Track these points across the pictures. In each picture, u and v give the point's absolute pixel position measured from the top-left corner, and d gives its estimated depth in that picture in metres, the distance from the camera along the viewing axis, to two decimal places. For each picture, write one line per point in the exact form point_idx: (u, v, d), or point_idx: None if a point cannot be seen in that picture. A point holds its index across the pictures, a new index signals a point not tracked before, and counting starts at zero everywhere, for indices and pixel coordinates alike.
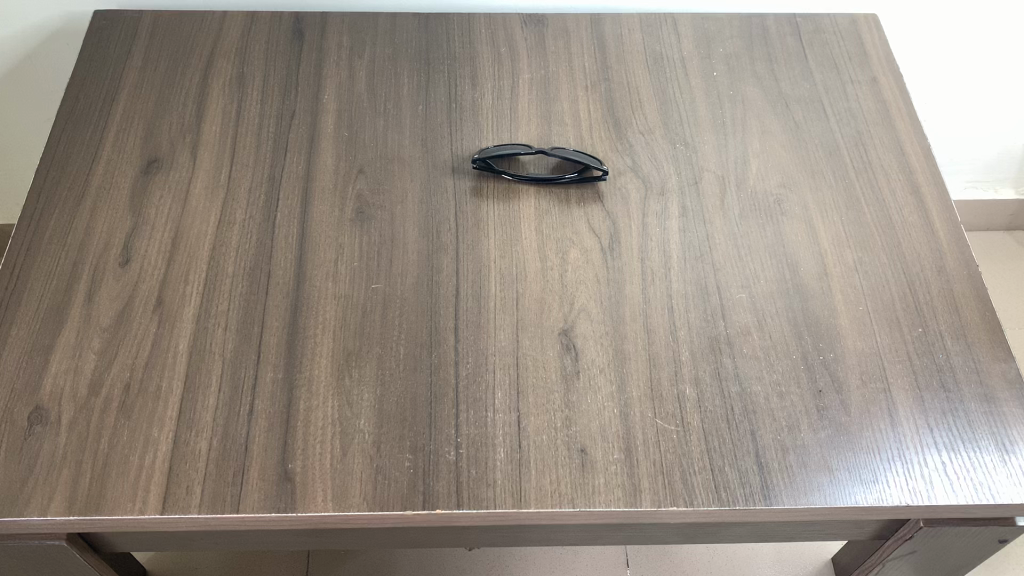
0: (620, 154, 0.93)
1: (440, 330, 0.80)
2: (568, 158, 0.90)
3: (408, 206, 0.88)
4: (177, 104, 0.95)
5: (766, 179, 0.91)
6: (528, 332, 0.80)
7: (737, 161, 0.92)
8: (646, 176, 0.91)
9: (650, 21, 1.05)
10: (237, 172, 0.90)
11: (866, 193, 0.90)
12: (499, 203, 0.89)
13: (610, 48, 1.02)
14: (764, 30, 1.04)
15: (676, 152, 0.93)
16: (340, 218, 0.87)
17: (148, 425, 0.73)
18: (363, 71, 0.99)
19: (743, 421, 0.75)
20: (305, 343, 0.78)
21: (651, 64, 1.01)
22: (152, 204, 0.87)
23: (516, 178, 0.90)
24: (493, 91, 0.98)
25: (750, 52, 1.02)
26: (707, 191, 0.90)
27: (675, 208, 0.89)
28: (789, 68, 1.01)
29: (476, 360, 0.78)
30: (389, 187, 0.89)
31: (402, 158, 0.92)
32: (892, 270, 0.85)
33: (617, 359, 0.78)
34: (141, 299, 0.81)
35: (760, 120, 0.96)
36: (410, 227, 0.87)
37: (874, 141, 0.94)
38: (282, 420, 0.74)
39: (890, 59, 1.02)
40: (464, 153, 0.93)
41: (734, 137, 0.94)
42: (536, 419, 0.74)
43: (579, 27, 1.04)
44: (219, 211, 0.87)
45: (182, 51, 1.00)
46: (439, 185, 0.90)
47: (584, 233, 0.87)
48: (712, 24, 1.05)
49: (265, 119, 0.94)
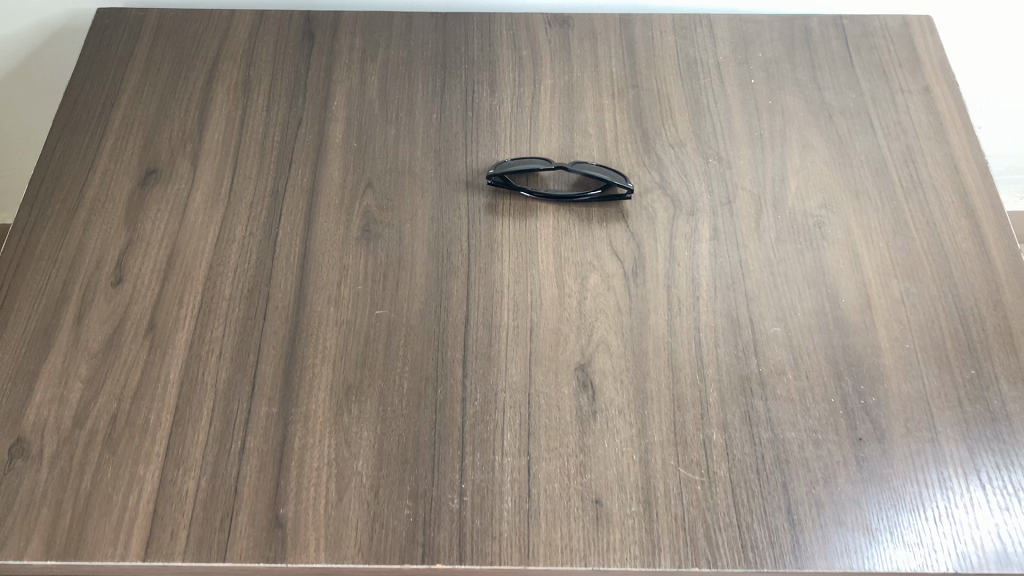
0: (647, 168, 0.86)
1: (447, 362, 0.74)
2: (592, 174, 0.83)
3: (418, 224, 0.83)
4: (179, 110, 0.90)
5: (805, 199, 0.84)
6: (542, 366, 0.74)
7: (775, 179, 0.85)
8: (675, 194, 0.84)
9: (683, 22, 0.98)
10: (238, 185, 0.85)
11: (916, 215, 0.83)
12: (514, 222, 0.83)
13: (640, 51, 0.96)
14: (807, 32, 0.97)
15: (708, 168, 0.86)
16: (345, 237, 0.81)
17: (133, 462, 0.69)
18: (375, 75, 0.93)
19: (774, 472, 0.68)
20: (303, 374, 0.73)
21: (683, 69, 0.94)
22: (149, 218, 0.83)
23: (534, 194, 0.84)
24: (513, 98, 0.91)
25: (791, 57, 0.95)
26: (741, 211, 0.83)
27: (705, 230, 0.82)
28: (834, 75, 0.93)
29: (484, 396, 0.72)
30: (399, 203, 0.84)
31: (413, 171, 0.86)
32: (942, 303, 0.77)
33: (637, 399, 0.72)
34: (132, 323, 0.76)
35: (801, 133, 0.89)
36: (419, 248, 0.81)
37: (925, 157, 0.87)
38: (275, 459, 0.69)
39: (945, 66, 0.94)
40: (479, 166, 0.87)
41: (772, 152, 0.87)
42: (547, 465, 0.69)
43: (607, 29, 0.98)
44: (218, 228, 0.82)
45: (187, 52, 0.95)
46: (452, 201, 0.84)
47: (605, 256, 0.81)
48: (750, 25, 0.98)
49: (270, 127, 0.89)
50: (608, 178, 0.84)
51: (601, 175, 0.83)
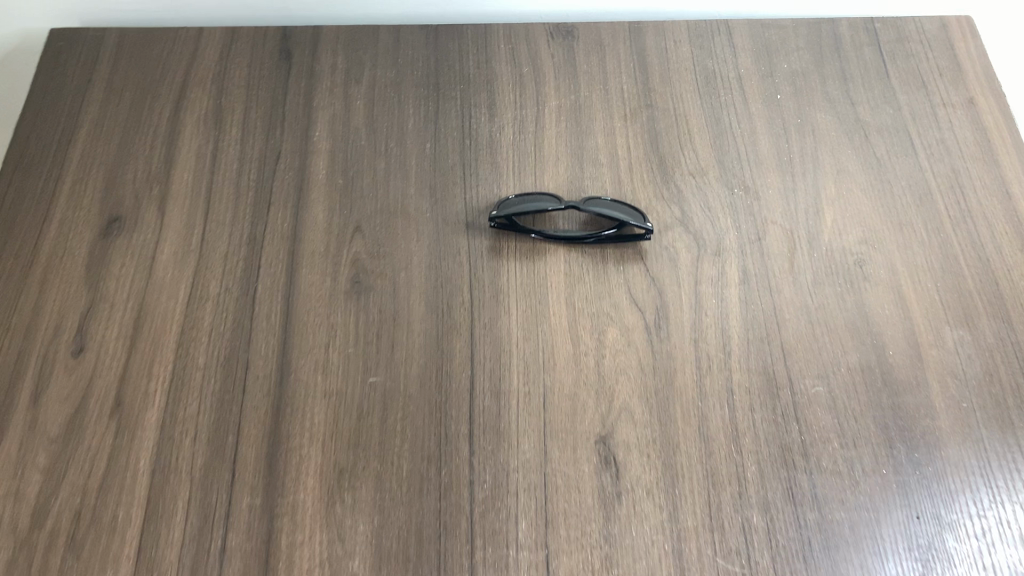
0: (666, 202, 0.78)
1: (451, 438, 0.66)
2: (607, 214, 0.75)
3: (413, 273, 0.74)
4: (144, 146, 0.81)
5: (843, 234, 0.75)
6: (559, 440, 0.66)
7: (809, 210, 0.77)
8: (698, 231, 0.76)
9: (699, 30, 0.89)
10: (211, 233, 0.76)
11: (967, 250, 0.75)
12: (521, 268, 0.74)
13: (653, 64, 0.86)
14: (836, 39, 0.88)
15: (735, 199, 0.77)
16: (333, 291, 0.73)
17: (100, 568, 0.61)
18: (361, 100, 0.84)
19: (823, 561, 0.61)
20: (290, 456, 0.65)
21: (702, 84, 0.85)
22: (112, 274, 0.74)
23: (541, 236, 0.76)
24: (515, 122, 0.82)
25: (820, 68, 0.86)
26: (772, 250, 0.75)
27: (734, 273, 0.74)
28: (868, 88, 0.84)
29: (495, 478, 0.64)
30: (391, 249, 0.75)
31: (407, 211, 0.77)
32: (1000, 353, 0.70)
33: (667, 476, 0.64)
34: (96, 400, 0.68)
35: (835, 155, 0.80)
36: (416, 301, 0.72)
37: (973, 181, 0.78)
38: (261, 560, 0.61)
39: (989, 73, 0.85)
40: (479, 204, 0.78)
41: (804, 179, 0.79)
42: (568, 559, 0.61)
43: (616, 39, 0.88)
44: (190, 284, 0.73)
45: (151, 78, 0.86)
46: (451, 245, 0.76)
47: (624, 306, 0.72)
48: (773, 32, 0.88)
49: (245, 163, 0.80)
50: (625, 219, 0.75)
51: (617, 215, 0.74)
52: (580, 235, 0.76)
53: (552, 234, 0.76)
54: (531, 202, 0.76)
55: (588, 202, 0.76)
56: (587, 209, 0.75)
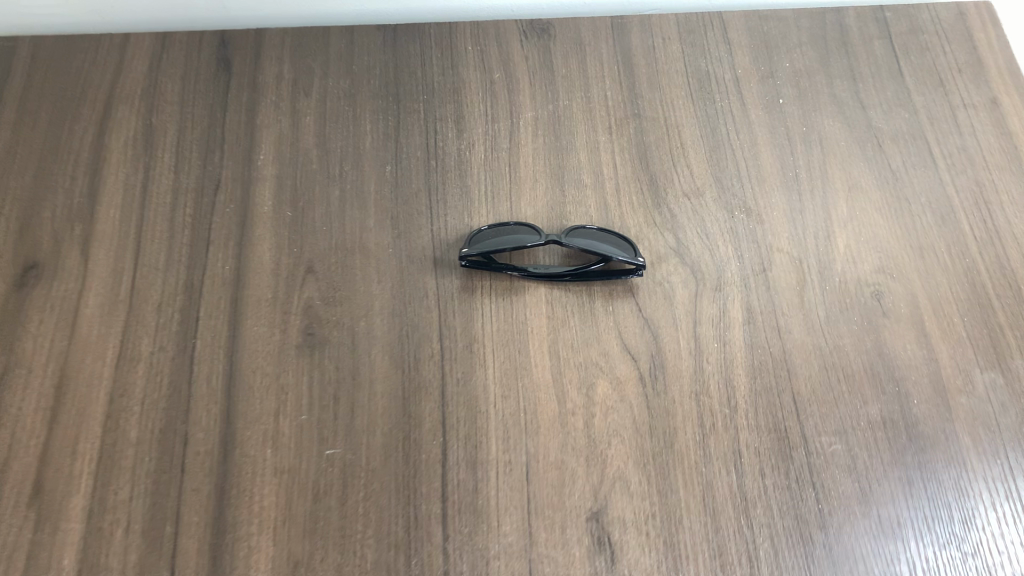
0: (658, 229, 0.69)
1: (422, 520, 0.58)
2: (594, 249, 0.66)
3: (374, 321, 0.65)
4: (64, 177, 0.71)
5: (858, 262, 0.67)
6: (545, 518, 0.58)
7: (819, 235, 0.68)
8: (696, 262, 0.67)
9: (690, 25, 0.80)
10: (142, 281, 0.67)
11: (996, 277, 0.67)
12: (497, 312, 0.66)
13: (640, 66, 0.77)
14: (842, 32, 0.79)
15: (735, 223, 0.69)
16: (282, 347, 0.64)
17: None
18: (311, 116, 0.74)
19: None
20: (236, 549, 0.57)
21: (695, 88, 0.76)
22: (29, 333, 0.64)
23: (521, 273, 0.67)
24: (486, 138, 0.73)
25: (826, 67, 0.77)
26: (779, 282, 0.66)
27: (738, 310, 0.65)
28: (880, 88, 0.75)
29: (472, 567, 0.56)
30: (349, 293, 0.66)
31: (365, 248, 0.68)
32: None
33: (669, 559, 0.56)
34: (11, 487, 0.59)
35: (846, 169, 0.71)
36: (378, 356, 0.64)
37: (1001, 195, 0.70)
38: None
39: (1014, 68, 0.76)
40: (448, 236, 0.69)
41: (812, 198, 0.70)
42: None
43: (597, 38, 0.79)
44: (119, 343, 0.64)
45: (71, 95, 0.75)
46: (417, 287, 0.67)
47: (615, 354, 0.64)
48: (773, 26, 0.79)
49: (180, 196, 0.70)
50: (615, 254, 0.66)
51: (606, 249, 0.66)
52: (565, 272, 0.67)
53: (533, 271, 0.67)
54: (508, 237, 0.67)
55: (572, 236, 0.67)
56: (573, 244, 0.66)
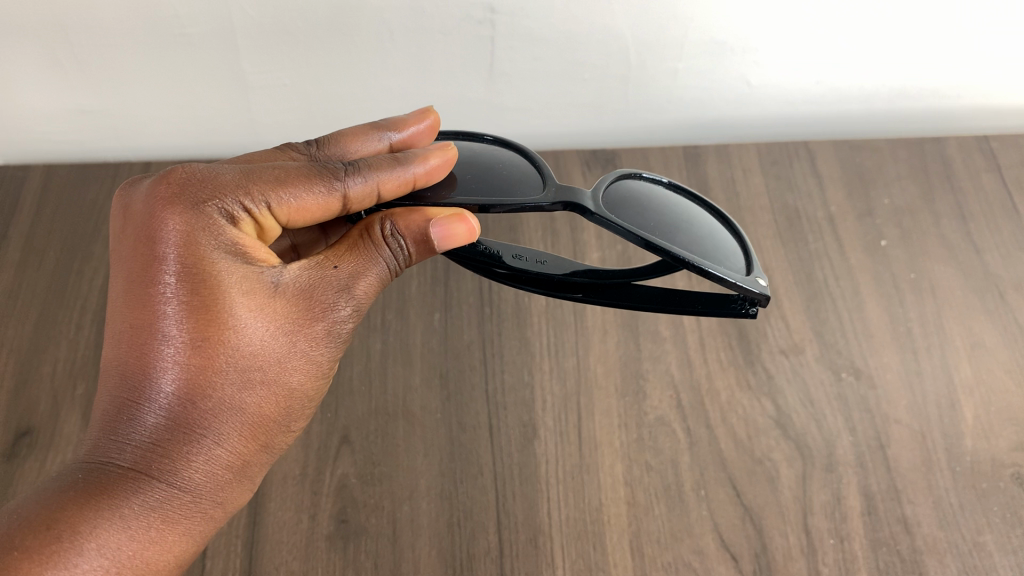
0: (752, 393, 0.59)
1: None
2: (657, 238, 0.47)
3: (420, 503, 0.55)
4: (69, 325, 0.63)
5: (994, 437, 0.57)
6: None
7: (941, 404, 0.58)
8: (801, 434, 0.57)
9: (774, 156, 0.72)
10: None
11: None
12: (568, 494, 0.55)
13: (719, 200, 0.69)
14: (945, 165, 0.71)
15: (842, 387, 0.59)
16: (311, 536, 0.53)
17: None
18: None
19: None
20: None
21: (783, 225, 0.68)
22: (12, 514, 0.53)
23: (575, 298, 0.56)
24: None
25: (931, 204, 0.69)
26: (902, 460, 0.56)
27: (855, 495, 0.55)
28: (994, 229, 0.67)
29: None
30: (391, 469, 0.56)
31: (412, 413, 0.59)
32: None
33: None
34: None
35: (965, 323, 0.62)
36: (425, 551, 0.53)
37: None
38: None
39: None
40: (507, 397, 0.59)
41: (929, 357, 0.61)
42: None
43: (668, 169, 0.71)
44: None
45: (84, 232, 0.68)
46: (473, 459, 0.57)
47: (711, 551, 0.52)
48: (867, 158, 0.72)
49: None
50: (702, 231, 0.51)
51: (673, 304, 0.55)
52: (650, 176, 0.55)
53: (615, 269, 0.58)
54: (513, 174, 0.51)
55: (598, 190, 0.50)
56: (602, 214, 0.47)
